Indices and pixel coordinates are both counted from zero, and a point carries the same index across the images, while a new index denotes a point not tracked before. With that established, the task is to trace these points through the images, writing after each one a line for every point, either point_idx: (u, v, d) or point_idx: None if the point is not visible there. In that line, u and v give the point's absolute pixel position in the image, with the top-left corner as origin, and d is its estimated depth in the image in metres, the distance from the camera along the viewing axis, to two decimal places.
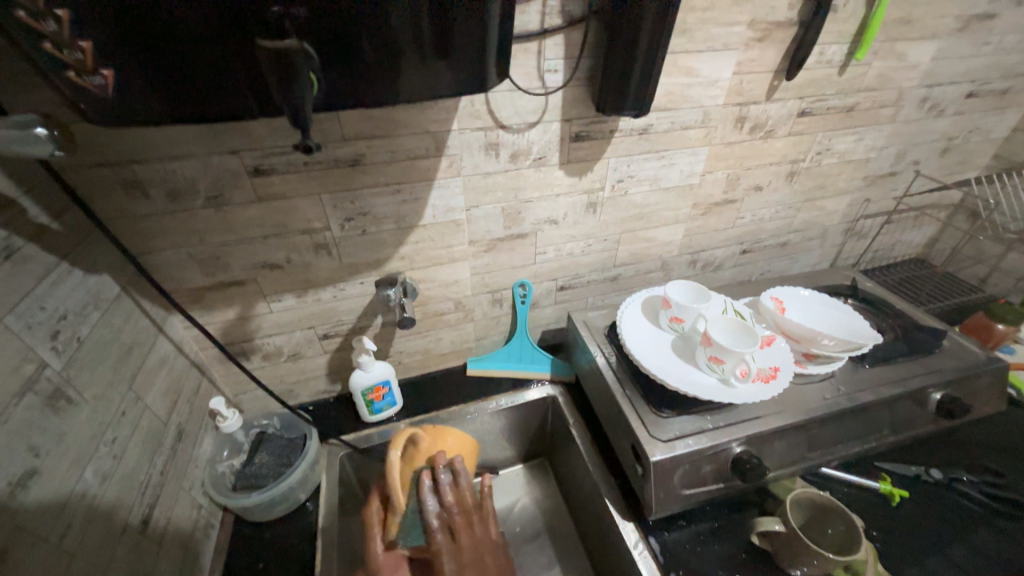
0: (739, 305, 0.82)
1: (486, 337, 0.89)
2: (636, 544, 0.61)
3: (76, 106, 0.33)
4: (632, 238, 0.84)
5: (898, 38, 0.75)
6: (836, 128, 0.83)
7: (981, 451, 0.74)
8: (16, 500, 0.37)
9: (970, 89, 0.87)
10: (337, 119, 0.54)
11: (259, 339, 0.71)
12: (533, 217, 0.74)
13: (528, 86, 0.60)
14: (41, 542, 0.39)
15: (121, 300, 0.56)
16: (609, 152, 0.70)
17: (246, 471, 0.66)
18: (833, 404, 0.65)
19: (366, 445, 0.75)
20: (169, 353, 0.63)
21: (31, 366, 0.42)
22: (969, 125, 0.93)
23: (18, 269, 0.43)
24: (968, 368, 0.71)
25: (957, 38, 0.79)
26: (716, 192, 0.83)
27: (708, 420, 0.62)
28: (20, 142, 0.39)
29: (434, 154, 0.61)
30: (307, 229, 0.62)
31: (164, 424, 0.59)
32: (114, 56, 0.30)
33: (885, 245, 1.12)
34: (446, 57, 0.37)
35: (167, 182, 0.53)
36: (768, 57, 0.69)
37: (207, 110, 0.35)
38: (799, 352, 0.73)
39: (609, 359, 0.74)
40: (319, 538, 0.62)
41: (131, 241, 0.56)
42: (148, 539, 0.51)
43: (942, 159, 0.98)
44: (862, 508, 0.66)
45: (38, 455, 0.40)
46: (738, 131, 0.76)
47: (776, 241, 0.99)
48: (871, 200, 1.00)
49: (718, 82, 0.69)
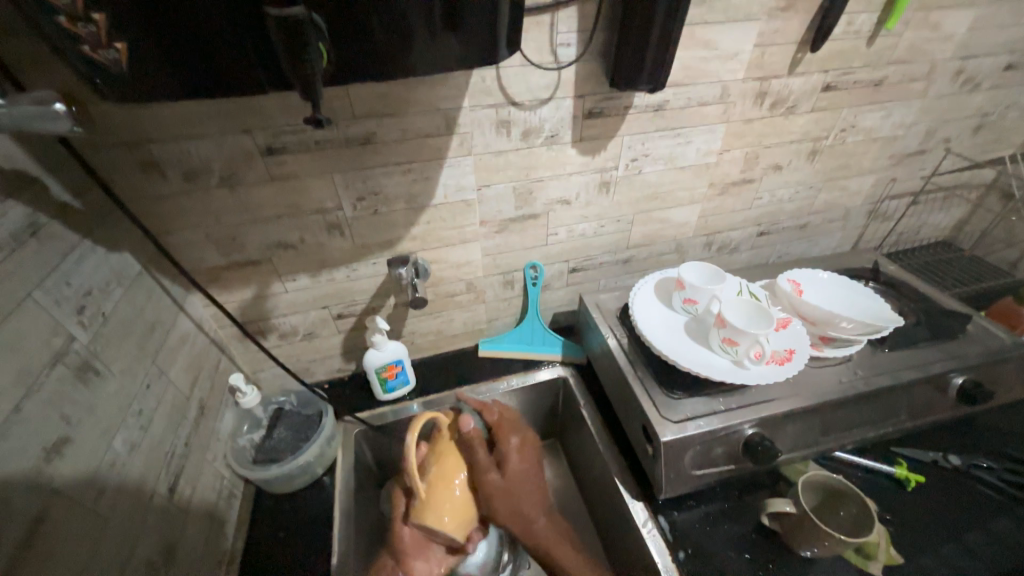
0: (755, 286, 0.80)
1: (498, 319, 0.90)
2: (645, 522, 0.62)
3: (93, 82, 0.33)
4: (646, 219, 0.83)
5: (932, 6, 0.71)
6: (862, 103, 0.80)
7: (1004, 438, 0.72)
8: (50, 466, 0.39)
9: (1009, 60, 0.82)
10: (348, 97, 0.54)
11: (276, 318, 0.72)
12: (545, 197, 0.73)
13: (540, 62, 0.59)
14: (76, 505, 0.41)
15: (142, 278, 0.57)
16: (623, 130, 0.69)
17: (265, 445, 0.68)
18: (849, 387, 0.64)
19: (380, 423, 0.77)
20: (190, 331, 0.65)
21: (60, 339, 0.44)
22: (1006, 99, 0.89)
23: (44, 246, 0.44)
24: (993, 353, 0.69)
25: (997, 5, 0.74)
26: (734, 172, 0.81)
27: (721, 402, 0.62)
28: (39, 118, 0.39)
29: (444, 132, 0.61)
30: (320, 209, 0.62)
31: (187, 399, 0.61)
32: (128, 28, 0.30)
33: (911, 227, 1.08)
34: (455, 28, 0.36)
35: (183, 161, 0.53)
36: (792, 27, 0.66)
37: (220, 85, 0.35)
38: (815, 335, 0.71)
39: (621, 341, 0.73)
40: (336, 511, 0.64)
41: (151, 221, 0.57)
42: (175, 507, 0.53)
43: (976, 136, 0.94)
44: (877, 493, 0.65)
45: (70, 424, 0.42)
46: (758, 107, 0.73)
47: (795, 223, 0.96)
48: (897, 180, 0.97)
49: (738, 54, 0.66)
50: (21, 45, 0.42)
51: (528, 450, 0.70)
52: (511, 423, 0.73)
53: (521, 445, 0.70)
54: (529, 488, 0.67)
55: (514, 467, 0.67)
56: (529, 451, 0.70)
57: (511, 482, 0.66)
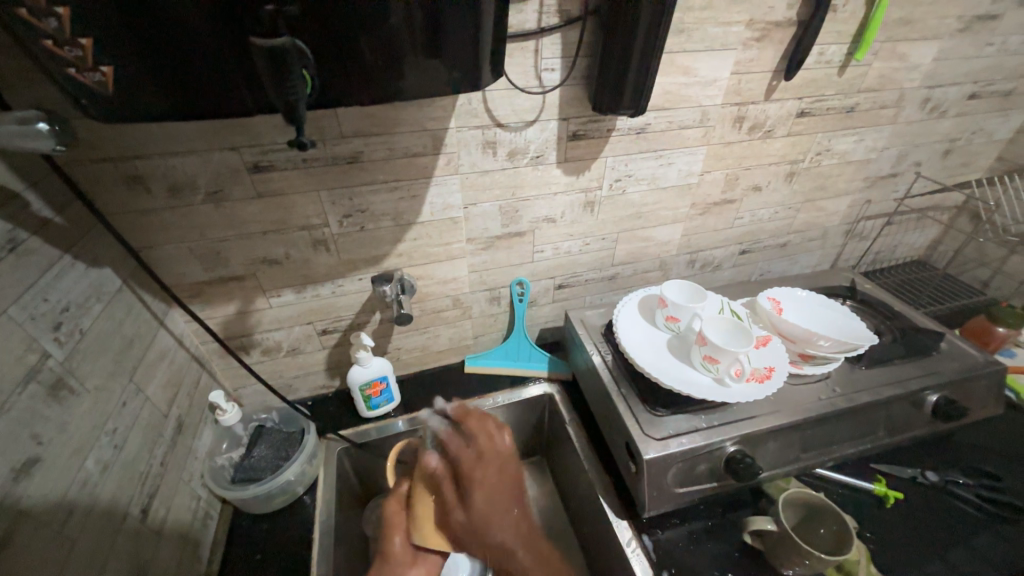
0: (736, 304, 0.82)
1: (484, 335, 0.90)
2: (629, 541, 0.62)
3: (79, 103, 0.34)
4: (630, 237, 0.84)
5: (899, 39, 0.75)
6: (836, 129, 0.83)
7: (979, 453, 0.73)
8: (18, 487, 0.38)
9: (973, 89, 0.87)
10: (336, 117, 0.55)
11: (259, 334, 0.72)
12: (531, 216, 0.74)
13: (526, 86, 0.60)
14: (42, 528, 0.40)
15: (123, 294, 0.57)
16: (607, 151, 0.71)
17: (245, 464, 0.67)
18: (828, 404, 0.65)
19: (363, 440, 0.76)
20: (170, 347, 0.64)
21: (34, 356, 0.43)
22: (972, 125, 0.93)
23: (22, 262, 0.44)
24: (965, 370, 0.71)
25: (959, 39, 0.78)
26: (715, 192, 0.84)
27: (703, 419, 0.63)
28: (24, 136, 0.39)
29: (431, 151, 0.62)
30: (306, 225, 0.63)
31: (164, 417, 0.60)
32: (115, 53, 0.30)
33: (887, 246, 1.11)
34: (439, 55, 0.37)
35: (168, 177, 0.53)
36: (766, 57, 0.69)
37: (207, 106, 0.35)
38: (795, 352, 0.73)
39: (605, 358, 0.74)
40: (317, 531, 0.63)
41: (133, 236, 0.57)
42: (148, 529, 0.52)
43: (945, 160, 0.98)
44: (857, 509, 0.66)
45: (40, 443, 0.41)
46: (737, 131, 0.76)
47: (775, 242, 0.99)
48: (872, 202, 1.00)
49: (716, 81, 0.69)
50: (8, 64, 0.42)
51: (501, 458, 0.62)
52: (474, 433, 0.63)
53: (482, 464, 0.60)
54: (502, 518, 0.57)
55: (479, 501, 0.57)
56: (501, 466, 0.61)
57: (478, 513, 0.57)
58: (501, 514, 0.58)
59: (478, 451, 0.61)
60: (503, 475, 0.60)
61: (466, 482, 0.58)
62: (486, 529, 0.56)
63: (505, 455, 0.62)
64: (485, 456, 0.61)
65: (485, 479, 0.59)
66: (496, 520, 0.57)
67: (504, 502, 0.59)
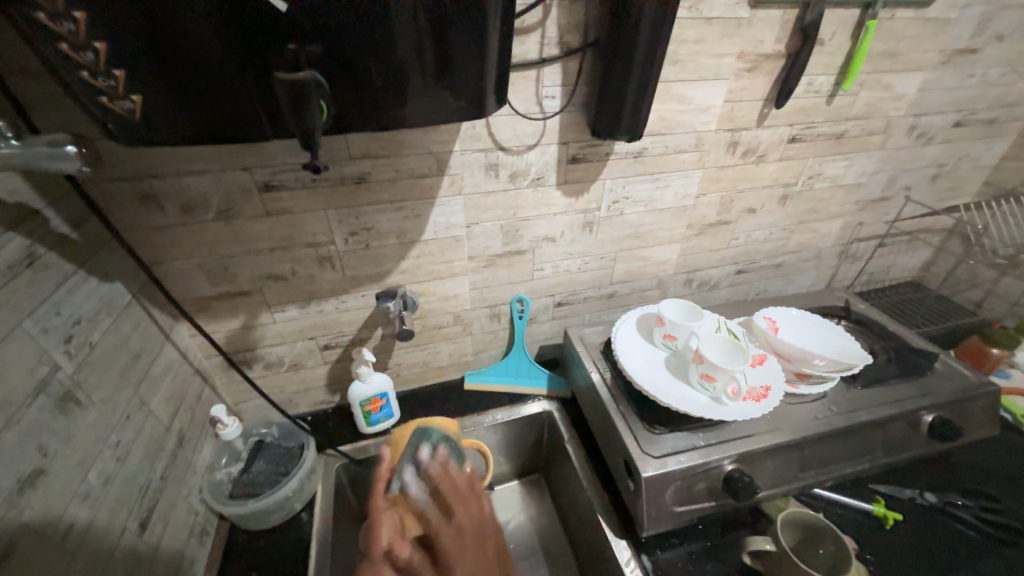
0: (733, 323, 0.84)
1: (484, 351, 0.91)
2: (628, 561, 0.61)
3: (106, 127, 0.36)
4: (628, 256, 0.86)
5: (884, 70, 0.78)
6: (826, 154, 0.86)
7: (976, 475, 0.74)
8: (22, 498, 0.39)
9: (958, 117, 0.90)
10: (345, 140, 0.57)
11: (262, 348, 0.73)
12: (531, 235, 0.76)
13: (527, 112, 0.63)
14: (44, 541, 0.40)
15: (131, 308, 0.58)
16: (605, 174, 0.73)
17: (243, 479, 0.67)
18: (824, 423, 0.66)
19: (362, 456, 0.76)
20: (175, 361, 0.65)
21: (44, 368, 0.44)
22: (958, 152, 0.96)
23: (38, 277, 0.45)
24: (960, 391, 0.72)
25: (942, 70, 0.82)
26: (710, 214, 0.86)
27: (700, 438, 0.63)
28: (51, 158, 0.41)
29: (436, 173, 0.64)
30: (313, 243, 0.64)
31: (167, 430, 0.60)
32: (144, 84, 0.33)
33: (880, 267, 1.13)
34: (447, 86, 0.40)
35: (182, 196, 0.55)
36: (757, 86, 0.72)
37: (227, 133, 0.37)
38: (791, 371, 0.74)
39: (604, 376, 0.75)
40: (313, 549, 0.62)
41: (145, 252, 0.58)
42: (145, 545, 0.52)
43: (934, 184, 1.00)
44: (856, 531, 0.66)
45: (46, 454, 0.42)
46: (730, 155, 0.79)
47: (771, 262, 1.01)
48: (864, 224, 1.02)
49: (710, 109, 0.72)
50: (38, 89, 0.45)
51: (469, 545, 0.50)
52: (452, 490, 0.54)
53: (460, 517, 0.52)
54: None
55: None
56: (485, 534, 0.52)
57: None
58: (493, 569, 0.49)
59: (453, 510, 0.52)
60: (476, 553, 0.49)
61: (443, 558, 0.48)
62: None
63: (478, 508, 0.54)
64: (456, 518, 0.52)
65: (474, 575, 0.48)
66: None
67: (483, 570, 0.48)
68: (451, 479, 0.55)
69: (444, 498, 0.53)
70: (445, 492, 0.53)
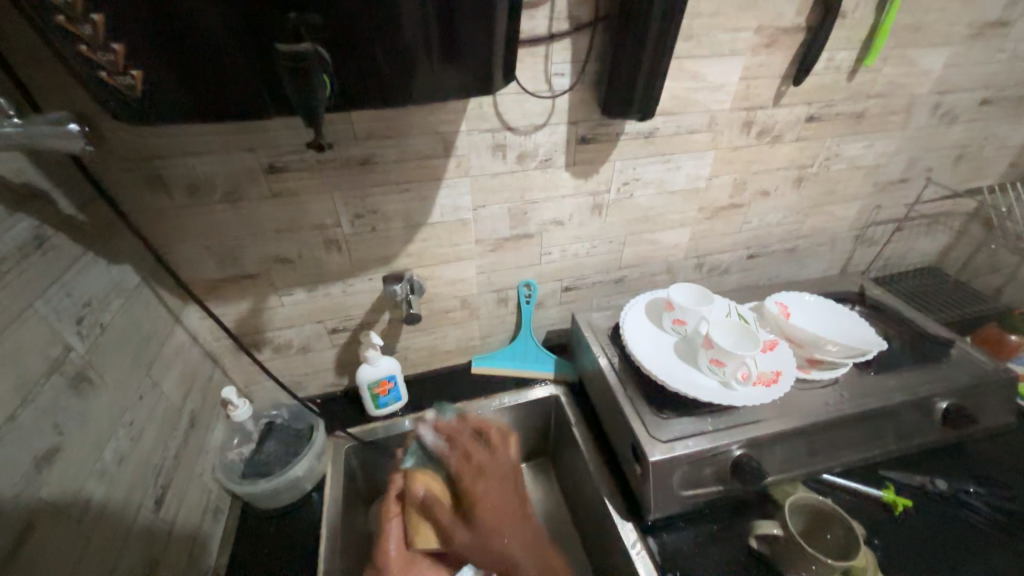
0: (744, 308, 0.82)
1: (491, 336, 0.90)
2: (634, 543, 0.62)
3: (108, 106, 0.35)
4: (638, 240, 0.85)
5: (909, 45, 0.75)
6: (845, 134, 0.83)
7: (990, 463, 0.73)
8: (40, 476, 0.40)
9: (985, 95, 0.86)
10: (350, 120, 0.56)
11: (271, 332, 0.73)
12: (539, 218, 0.75)
13: (535, 90, 0.61)
14: (63, 516, 0.41)
15: (141, 290, 0.58)
16: (615, 155, 0.71)
17: (255, 459, 0.68)
18: (836, 410, 0.65)
19: (371, 438, 0.77)
20: (185, 343, 0.65)
21: (57, 349, 0.44)
22: (984, 132, 0.92)
23: (48, 258, 0.45)
24: (976, 378, 0.70)
25: (970, 45, 0.78)
26: (723, 197, 0.84)
27: (709, 423, 0.63)
28: (55, 138, 0.40)
29: (442, 154, 0.63)
30: (319, 226, 0.64)
31: (179, 412, 0.61)
32: (143, 59, 0.32)
33: (897, 252, 1.10)
34: (453, 63, 0.39)
35: (187, 178, 0.55)
36: (775, 62, 0.69)
37: (229, 111, 0.36)
38: (802, 357, 0.73)
39: (612, 360, 0.74)
40: (324, 527, 0.64)
41: (152, 234, 0.58)
42: (161, 521, 0.53)
43: (957, 166, 0.97)
44: (864, 516, 0.66)
45: (62, 433, 0.43)
46: (745, 135, 0.76)
47: (784, 247, 0.99)
48: (882, 207, 0.99)
49: (724, 86, 0.69)
50: (39, 67, 0.44)
51: (497, 476, 0.67)
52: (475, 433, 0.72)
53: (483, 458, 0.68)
54: (499, 509, 0.63)
55: (481, 519, 0.62)
56: (504, 473, 0.67)
57: (483, 511, 0.63)
58: (512, 490, 0.66)
59: (473, 455, 0.68)
60: (499, 484, 0.66)
61: (466, 492, 0.65)
62: (491, 543, 0.61)
63: (504, 442, 0.70)
64: (475, 459, 0.68)
65: (490, 506, 0.63)
66: (501, 511, 0.63)
67: (499, 496, 0.65)
68: (469, 426, 0.73)
69: (461, 448, 0.69)
70: (462, 433, 0.71)
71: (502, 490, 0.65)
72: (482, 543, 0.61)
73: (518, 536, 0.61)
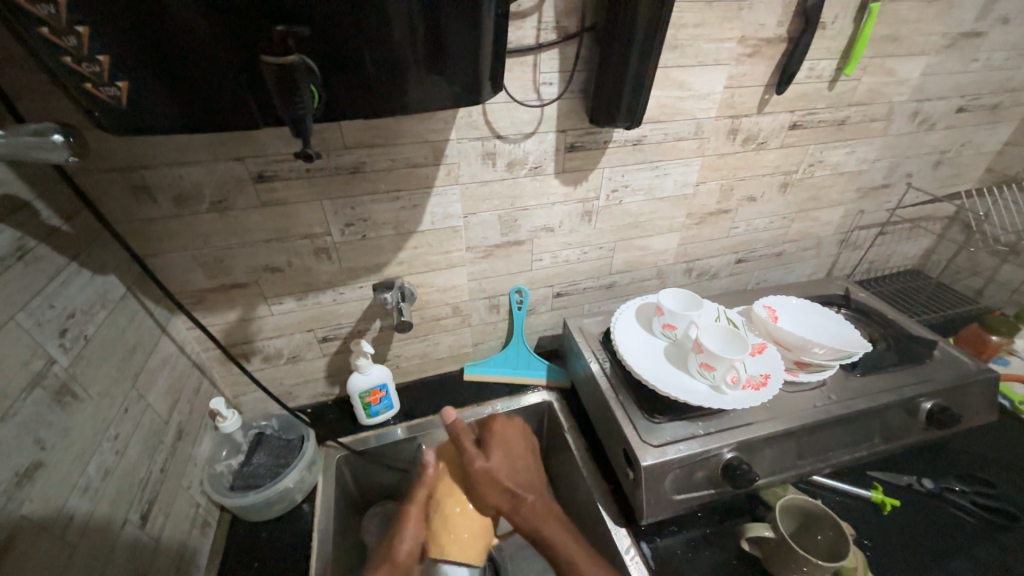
0: (732, 312, 0.83)
1: (483, 343, 0.90)
2: (627, 549, 0.62)
3: (94, 116, 0.35)
4: (627, 246, 0.85)
5: (887, 54, 0.77)
6: (827, 141, 0.85)
7: (974, 461, 0.74)
8: (21, 491, 0.39)
9: (961, 103, 0.89)
10: (339, 129, 0.56)
11: (260, 341, 0.72)
12: (529, 225, 0.75)
13: (524, 99, 0.62)
14: (44, 532, 0.40)
15: (126, 301, 0.57)
16: (603, 162, 0.72)
17: (244, 471, 0.67)
18: (823, 411, 0.66)
19: (362, 448, 0.77)
20: (172, 354, 0.64)
21: (39, 362, 0.43)
22: (960, 138, 0.95)
23: (30, 269, 0.45)
24: (959, 377, 0.72)
25: (945, 54, 0.81)
26: (710, 203, 0.85)
27: (699, 426, 0.63)
28: (39, 147, 0.40)
29: (433, 162, 0.63)
30: (309, 234, 0.64)
31: (165, 424, 0.60)
32: (129, 69, 0.32)
33: (881, 255, 1.12)
34: (441, 73, 0.39)
35: (174, 187, 0.55)
36: (758, 72, 0.71)
37: (216, 122, 0.36)
38: (790, 359, 0.73)
39: (603, 366, 0.75)
40: (315, 539, 0.63)
41: (138, 244, 0.58)
42: (147, 536, 0.52)
43: (936, 171, 0.99)
44: (854, 517, 0.66)
45: (44, 448, 0.42)
46: (730, 143, 0.78)
47: (771, 251, 1.00)
48: (865, 212, 1.02)
49: (710, 95, 0.71)
50: (22, 77, 0.44)
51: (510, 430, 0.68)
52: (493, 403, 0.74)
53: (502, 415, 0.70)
54: (513, 457, 0.64)
55: (497, 458, 0.63)
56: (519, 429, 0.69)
57: (497, 454, 0.63)
58: (524, 445, 0.67)
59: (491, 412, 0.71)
60: (514, 434, 0.67)
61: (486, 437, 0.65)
62: (504, 480, 0.61)
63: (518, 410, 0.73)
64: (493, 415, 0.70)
65: (505, 451, 0.64)
66: (515, 457, 0.64)
67: (513, 444, 0.66)
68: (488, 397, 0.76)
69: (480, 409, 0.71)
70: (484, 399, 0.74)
71: (515, 440, 0.66)
72: (496, 474, 0.61)
73: (527, 479, 0.63)
